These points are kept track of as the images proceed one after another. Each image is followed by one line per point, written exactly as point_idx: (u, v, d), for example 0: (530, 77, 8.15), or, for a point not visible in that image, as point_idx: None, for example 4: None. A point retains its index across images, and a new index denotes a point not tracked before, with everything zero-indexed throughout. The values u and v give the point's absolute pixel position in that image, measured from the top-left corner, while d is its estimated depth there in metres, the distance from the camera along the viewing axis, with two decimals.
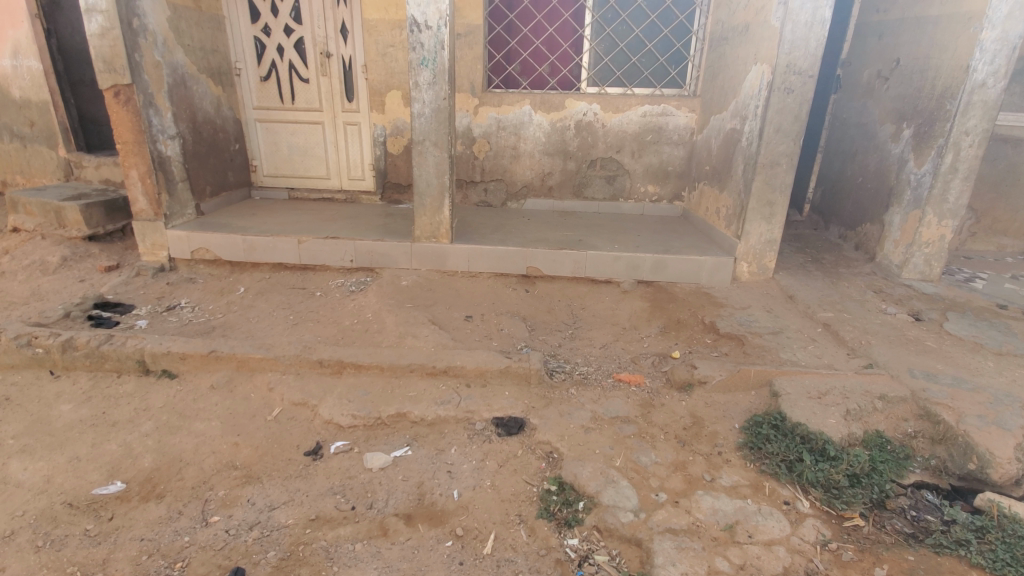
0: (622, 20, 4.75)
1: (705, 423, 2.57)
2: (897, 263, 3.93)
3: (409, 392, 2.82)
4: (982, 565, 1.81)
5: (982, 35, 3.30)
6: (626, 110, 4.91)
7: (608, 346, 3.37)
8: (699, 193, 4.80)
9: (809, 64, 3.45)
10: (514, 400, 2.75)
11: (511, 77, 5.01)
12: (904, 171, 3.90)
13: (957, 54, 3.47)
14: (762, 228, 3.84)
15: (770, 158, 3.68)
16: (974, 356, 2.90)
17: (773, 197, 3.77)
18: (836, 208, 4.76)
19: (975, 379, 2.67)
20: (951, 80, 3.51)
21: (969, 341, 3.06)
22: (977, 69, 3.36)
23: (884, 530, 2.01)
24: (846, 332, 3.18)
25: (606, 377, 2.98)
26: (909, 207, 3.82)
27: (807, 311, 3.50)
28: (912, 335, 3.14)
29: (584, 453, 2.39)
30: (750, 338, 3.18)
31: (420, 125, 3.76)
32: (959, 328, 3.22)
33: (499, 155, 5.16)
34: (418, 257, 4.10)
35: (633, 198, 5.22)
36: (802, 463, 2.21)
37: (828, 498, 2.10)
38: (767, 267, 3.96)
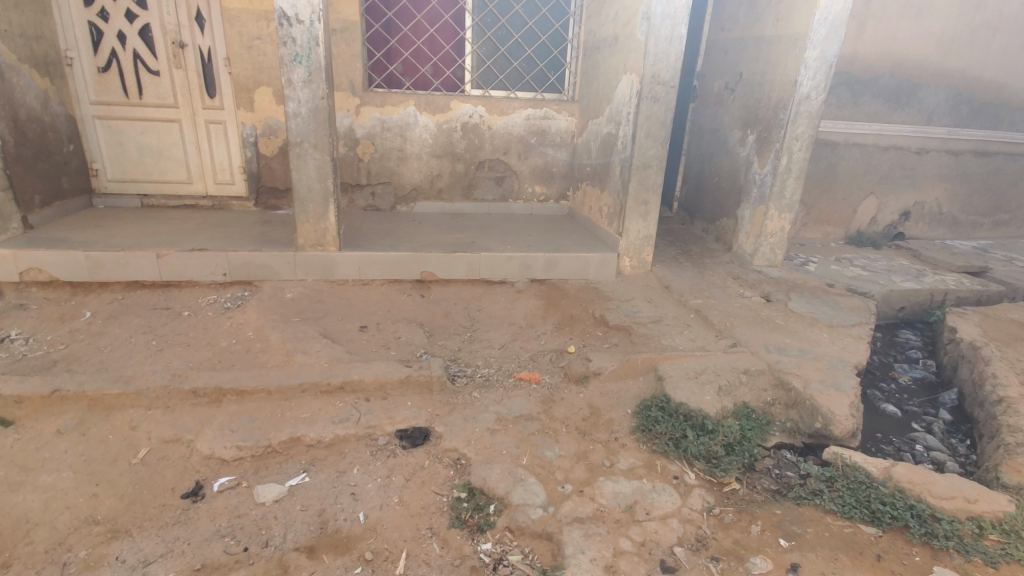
0: (501, 25, 4.84)
1: (601, 412, 2.73)
2: (750, 252, 4.49)
3: (302, 413, 2.63)
4: (834, 510, 2.08)
5: (807, 54, 3.89)
6: (511, 113, 5.02)
7: (507, 345, 3.44)
8: (582, 193, 5.06)
9: (671, 75, 3.79)
10: (417, 410, 2.70)
11: (393, 76, 4.87)
12: (750, 172, 4.46)
13: (787, 70, 4.05)
14: (640, 225, 4.16)
15: (642, 161, 3.99)
16: (813, 329, 3.42)
17: (648, 197, 4.09)
18: (699, 205, 5.28)
19: (815, 349, 3.15)
20: (783, 93, 4.09)
21: (808, 316, 3.60)
22: (803, 84, 3.95)
23: (756, 489, 2.29)
24: (713, 316, 3.58)
25: (507, 377, 3.04)
26: (756, 203, 4.39)
27: (681, 299, 3.88)
28: (765, 315, 3.61)
29: (491, 455, 2.42)
30: (636, 327, 3.44)
31: (296, 126, 3.51)
32: (800, 306, 3.77)
33: (385, 157, 4.99)
34: (303, 267, 3.84)
35: (522, 198, 5.36)
36: (686, 439, 2.44)
37: (709, 468, 2.33)
38: (645, 261, 4.29)
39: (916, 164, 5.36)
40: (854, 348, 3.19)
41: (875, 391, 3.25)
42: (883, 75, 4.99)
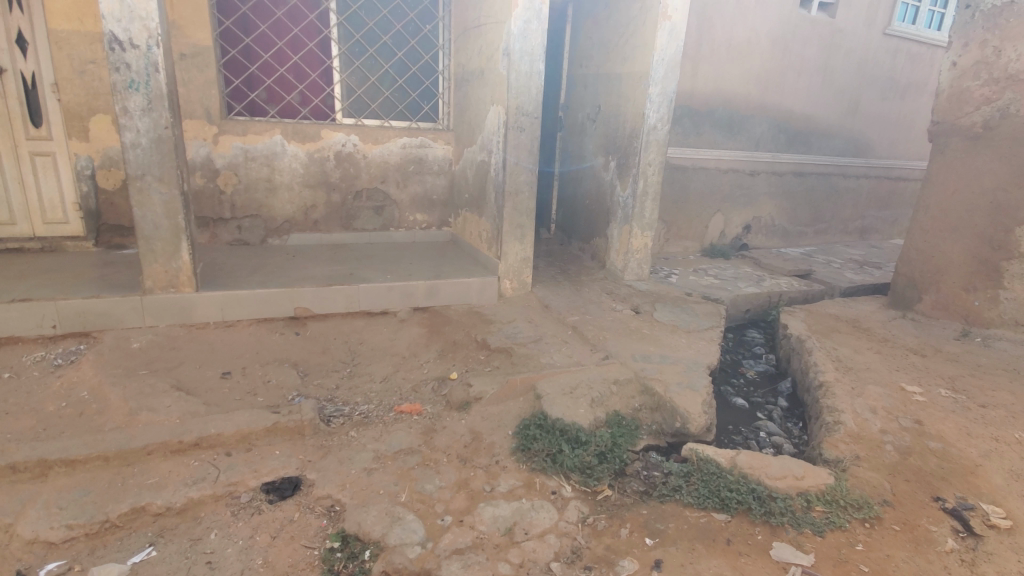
0: (370, 55, 4.83)
1: (483, 436, 2.74)
2: (620, 268, 4.84)
3: (149, 479, 2.33)
4: (691, 503, 2.27)
5: (650, 90, 4.34)
6: (386, 142, 4.99)
7: (388, 378, 3.35)
8: (463, 219, 5.13)
9: (533, 107, 4.03)
10: (287, 458, 2.52)
11: (255, 104, 4.62)
12: (614, 195, 4.84)
13: (635, 104, 4.49)
14: (517, 248, 4.30)
15: (514, 187, 4.16)
16: (674, 336, 3.76)
17: (522, 221, 4.26)
18: (574, 226, 5.60)
19: (675, 354, 3.45)
20: (634, 124, 4.52)
21: (670, 324, 3.95)
22: (650, 116, 4.40)
23: (626, 493, 2.43)
24: (588, 331, 3.79)
25: (387, 412, 2.97)
26: (621, 223, 4.76)
27: (559, 317, 4.06)
28: (634, 326, 3.90)
29: (367, 497, 2.31)
30: (516, 348, 3.53)
31: (135, 158, 3.18)
32: (664, 315, 4.13)
33: (251, 189, 4.69)
34: (153, 312, 3.44)
35: (404, 227, 5.29)
36: (562, 453, 2.54)
37: (584, 479, 2.43)
38: (525, 282, 4.44)
39: (751, 185, 6.18)
40: (707, 350, 3.55)
41: (728, 387, 3.64)
42: (717, 108, 5.71)
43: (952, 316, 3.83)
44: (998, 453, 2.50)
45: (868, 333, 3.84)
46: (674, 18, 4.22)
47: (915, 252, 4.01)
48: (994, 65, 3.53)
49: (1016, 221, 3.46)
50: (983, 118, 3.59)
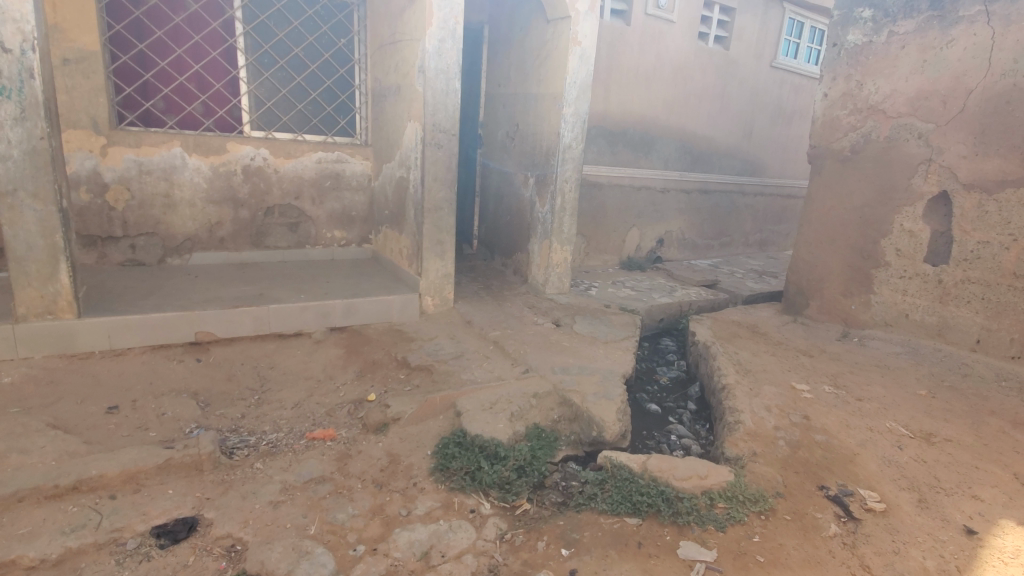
0: (280, 67, 4.65)
1: (400, 459, 2.67)
2: (541, 282, 4.94)
3: (13, 532, 2.05)
4: (605, 510, 2.34)
5: (564, 110, 4.52)
6: (299, 156, 4.79)
7: (301, 404, 3.19)
8: (383, 236, 5.03)
9: (450, 124, 4.06)
10: (182, 497, 2.32)
11: (151, 114, 4.29)
12: (533, 211, 4.96)
13: (551, 123, 4.65)
14: (438, 264, 4.27)
15: (433, 204, 4.14)
16: (592, 347, 3.88)
17: (442, 237, 4.25)
18: (496, 241, 5.66)
19: (592, 365, 3.56)
20: (550, 143, 4.67)
21: (589, 336, 4.08)
22: (564, 135, 4.57)
23: (544, 505, 2.46)
24: (509, 345, 3.82)
25: (297, 439, 2.82)
26: (541, 238, 4.88)
27: (481, 332, 4.06)
28: (554, 339, 3.98)
29: (273, 532, 2.17)
30: (437, 366, 3.48)
31: (3, 171, 2.84)
32: (583, 327, 4.25)
33: (147, 205, 4.33)
34: (25, 342, 3.05)
35: (321, 244, 5.09)
36: (481, 470, 2.53)
37: (503, 494, 2.43)
38: (447, 299, 4.41)
39: (662, 201, 6.57)
40: (623, 360, 3.69)
41: (644, 394, 3.80)
42: (628, 129, 6.05)
43: (834, 319, 4.25)
44: (872, 442, 2.78)
45: (765, 337, 4.17)
46: (584, 43, 4.43)
47: (802, 262, 4.42)
48: (857, 96, 4.01)
49: (880, 233, 3.92)
50: (851, 143, 4.05)
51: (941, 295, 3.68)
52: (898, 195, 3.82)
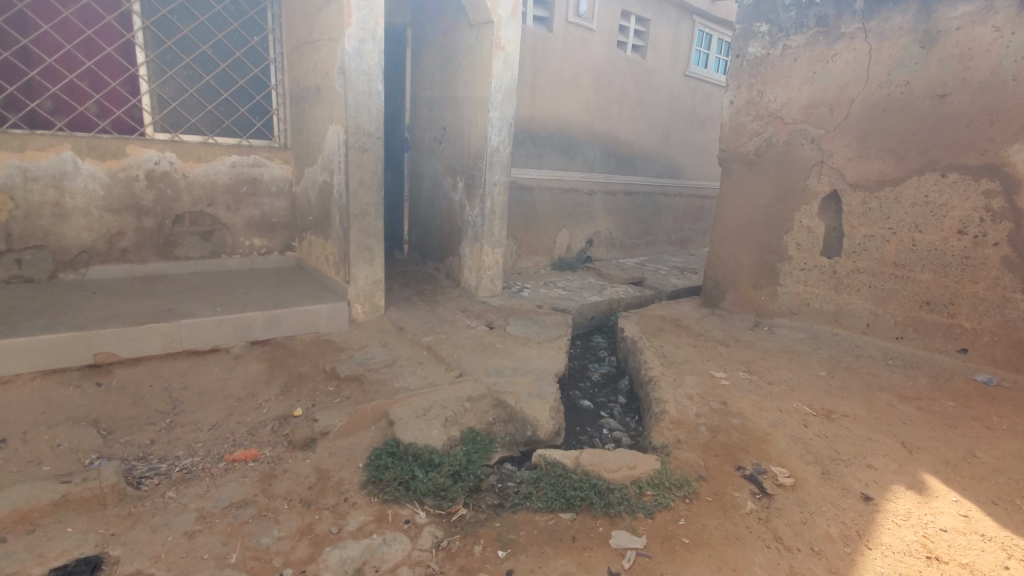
0: (186, 65, 4.34)
1: (330, 474, 2.58)
2: (474, 285, 4.94)
3: None
4: (540, 507, 2.38)
5: (490, 114, 4.55)
6: (211, 160, 4.49)
7: (219, 425, 2.99)
8: (307, 243, 4.82)
9: (374, 127, 3.96)
10: (82, 535, 2.10)
11: (35, 114, 3.86)
12: (464, 214, 4.95)
13: (477, 127, 4.66)
14: (367, 271, 4.15)
15: (359, 209, 4.02)
16: (525, 347, 3.93)
17: (370, 243, 4.13)
18: (428, 245, 5.59)
19: (525, 365, 3.60)
20: (478, 146, 4.68)
21: (522, 336, 4.12)
22: (492, 139, 4.60)
23: (481, 508, 2.46)
24: (443, 350, 3.78)
25: (216, 463, 2.65)
26: (472, 241, 4.87)
27: (414, 338, 4.00)
28: (487, 341, 3.99)
29: (189, 565, 2.01)
30: (368, 375, 3.37)
31: None
32: (516, 328, 4.30)
33: (33, 215, 3.89)
34: None
35: (239, 253, 4.79)
36: (415, 478, 2.49)
37: (438, 501, 2.41)
38: (378, 306, 4.30)
39: (589, 203, 6.77)
40: (555, 359, 3.77)
41: (576, 391, 3.90)
42: (554, 133, 6.19)
43: (747, 310, 4.57)
44: (782, 422, 3.01)
45: (687, 330, 4.41)
46: (508, 48, 4.49)
47: (717, 258, 4.72)
48: (758, 104, 4.34)
49: (783, 230, 4.27)
50: (755, 147, 4.37)
51: (836, 285, 4.05)
52: (797, 194, 4.17)
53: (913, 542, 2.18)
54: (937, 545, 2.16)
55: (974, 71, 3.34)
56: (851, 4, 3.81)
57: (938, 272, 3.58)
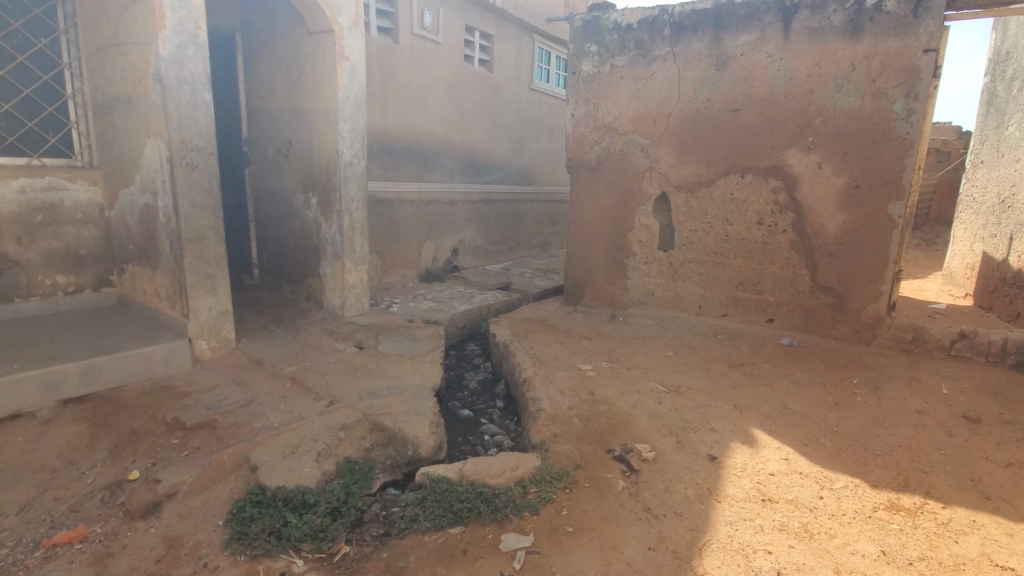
0: None
1: (184, 539, 2.27)
2: (338, 305, 4.68)
3: None
4: (428, 527, 2.34)
5: (340, 126, 4.35)
6: None
7: (25, 508, 2.44)
8: (131, 275, 4.15)
9: (204, 142, 3.56)
10: None
11: None
12: (320, 232, 4.66)
13: (327, 139, 4.43)
14: (210, 302, 3.70)
15: (194, 233, 3.57)
16: (398, 365, 3.82)
17: (211, 270, 3.68)
18: (282, 268, 5.17)
19: (400, 383, 3.50)
20: (329, 159, 4.45)
21: (394, 354, 4.01)
22: (344, 152, 4.41)
23: (365, 542, 2.34)
24: (309, 379, 3.52)
25: (30, 553, 2.20)
26: (332, 259, 4.61)
27: (274, 370, 3.66)
28: (358, 363, 3.81)
29: None
30: (222, 419, 3.00)
31: None
32: (387, 346, 4.16)
33: None
34: None
35: (36, 294, 3.95)
36: (288, 525, 2.28)
37: (317, 544, 2.24)
38: (228, 339, 3.85)
39: (451, 213, 6.83)
40: (430, 372, 3.73)
41: (455, 402, 3.91)
42: (410, 144, 6.13)
43: (604, 304, 4.98)
44: (641, 403, 3.33)
45: (554, 328, 4.68)
46: (352, 59, 4.34)
47: (574, 259, 5.08)
48: (595, 117, 4.77)
49: (627, 229, 4.73)
50: (596, 156, 4.79)
51: (673, 274, 4.61)
52: (635, 197, 4.66)
53: (751, 489, 2.56)
54: (767, 488, 2.57)
55: (756, 90, 4.05)
56: (661, 31, 4.37)
57: (746, 257, 4.26)
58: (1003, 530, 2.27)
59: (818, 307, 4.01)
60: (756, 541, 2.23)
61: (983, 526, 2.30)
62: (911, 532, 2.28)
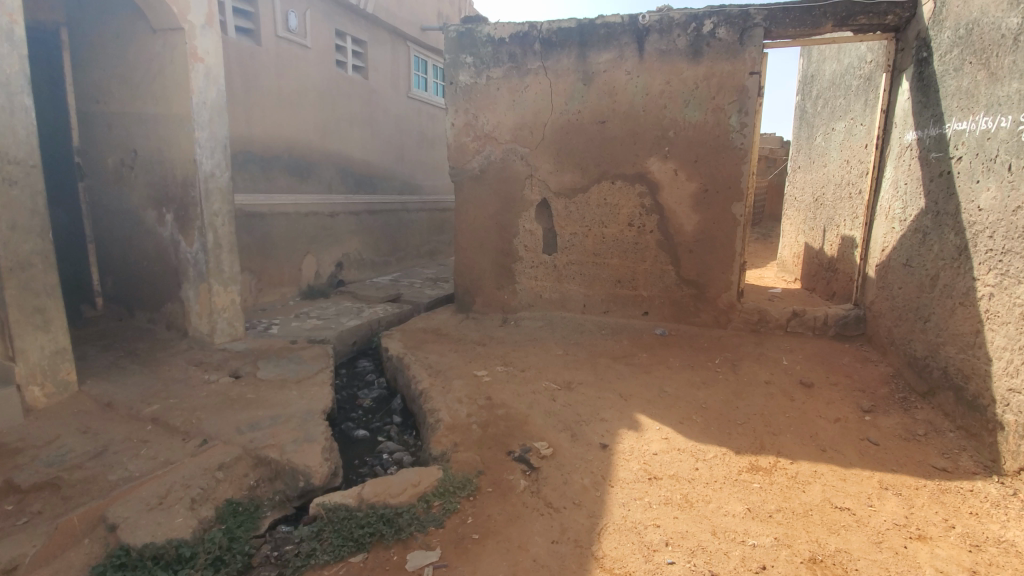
0: None
1: None
2: (207, 332, 4.22)
3: None
4: (327, 560, 2.21)
5: (197, 134, 3.94)
6: None
7: None
8: None
9: (24, 152, 3.00)
10: None
11: None
12: (179, 252, 4.17)
13: (181, 148, 3.98)
14: (40, 340, 3.12)
15: (15, 260, 2.99)
16: (282, 391, 3.55)
17: (41, 302, 3.11)
18: (133, 294, 4.53)
19: (286, 410, 3.26)
20: (186, 171, 4.00)
21: (277, 379, 3.71)
22: (203, 162, 3.99)
23: None
24: (176, 417, 3.13)
25: None
26: (195, 281, 4.14)
27: (131, 412, 3.20)
28: (235, 394, 3.47)
29: None
30: (65, 476, 2.55)
31: None
32: (268, 371, 3.84)
33: None
34: None
35: None
36: None
37: None
38: (67, 382, 3.29)
39: (332, 225, 6.50)
40: (319, 395, 3.51)
41: (348, 423, 3.73)
42: (281, 153, 5.74)
43: (495, 309, 5.08)
44: (536, 402, 3.46)
45: (447, 337, 4.67)
46: (207, 61, 3.95)
47: (463, 266, 5.11)
48: (475, 126, 4.86)
49: (512, 235, 4.88)
50: (479, 164, 4.88)
51: (558, 276, 4.84)
52: (518, 204, 4.82)
53: (638, 470, 2.78)
54: (652, 467, 2.81)
55: (619, 104, 4.41)
56: (532, 45, 4.59)
57: (621, 256, 4.61)
58: (835, 475, 2.73)
59: (684, 298, 4.47)
60: (645, 517, 2.43)
61: (821, 474, 2.74)
62: (768, 487, 2.64)
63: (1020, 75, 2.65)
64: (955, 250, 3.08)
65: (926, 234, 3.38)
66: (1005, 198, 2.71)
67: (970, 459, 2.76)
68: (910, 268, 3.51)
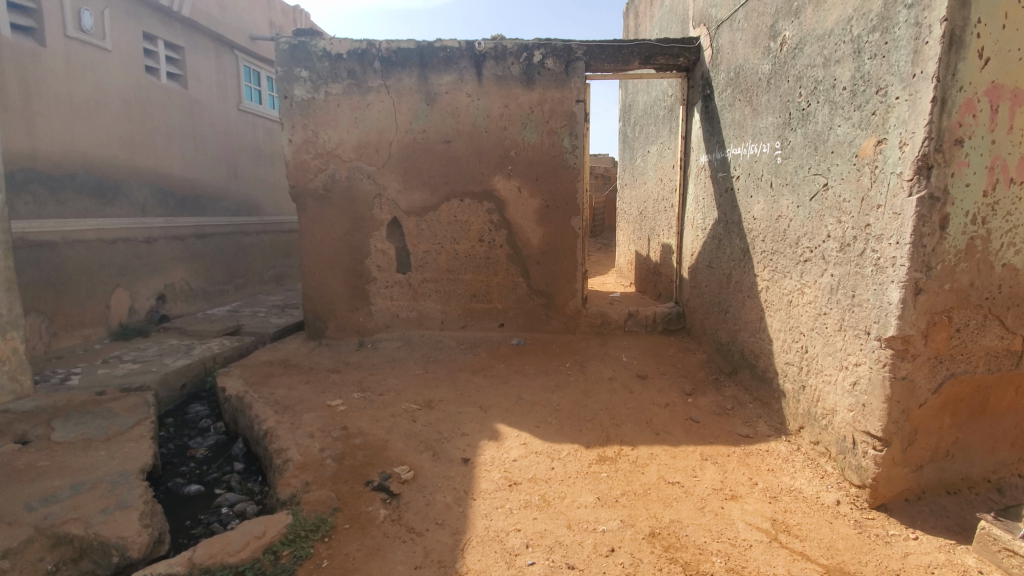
0: None
1: None
2: None
3: None
4: None
5: None
6: None
7: None
8: None
9: None
10: None
11: None
12: None
13: None
14: None
15: None
16: (87, 452, 2.97)
17: None
18: None
19: (92, 475, 2.74)
20: None
21: (79, 440, 3.09)
22: None
23: None
24: None
25: None
26: None
27: None
28: (22, 464, 2.82)
29: None
30: None
31: None
32: (66, 432, 3.18)
33: None
34: None
35: None
36: None
37: None
38: None
39: (149, 253, 5.66)
40: (136, 451, 3.01)
41: (177, 479, 3.26)
42: (78, 171, 4.87)
43: (350, 333, 4.85)
44: (395, 426, 3.37)
45: (297, 368, 4.33)
46: None
47: (311, 290, 4.81)
48: (316, 143, 4.63)
49: (363, 255, 4.73)
50: (322, 182, 4.66)
51: (413, 294, 4.80)
52: (367, 223, 4.69)
53: (500, 478, 2.86)
54: (512, 473, 2.91)
55: (462, 124, 4.56)
56: (371, 63, 4.53)
57: (475, 272, 4.73)
58: (666, 454, 3.10)
59: (535, 307, 4.73)
60: (507, 523, 2.51)
61: (656, 455, 3.09)
62: (614, 475, 2.90)
63: (773, 111, 3.31)
64: (741, 252, 3.72)
65: (720, 240, 4.04)
66: (770, 209, 3.35)
67: (765, 424, 3.33)
68: (712, 268, 4.16)
